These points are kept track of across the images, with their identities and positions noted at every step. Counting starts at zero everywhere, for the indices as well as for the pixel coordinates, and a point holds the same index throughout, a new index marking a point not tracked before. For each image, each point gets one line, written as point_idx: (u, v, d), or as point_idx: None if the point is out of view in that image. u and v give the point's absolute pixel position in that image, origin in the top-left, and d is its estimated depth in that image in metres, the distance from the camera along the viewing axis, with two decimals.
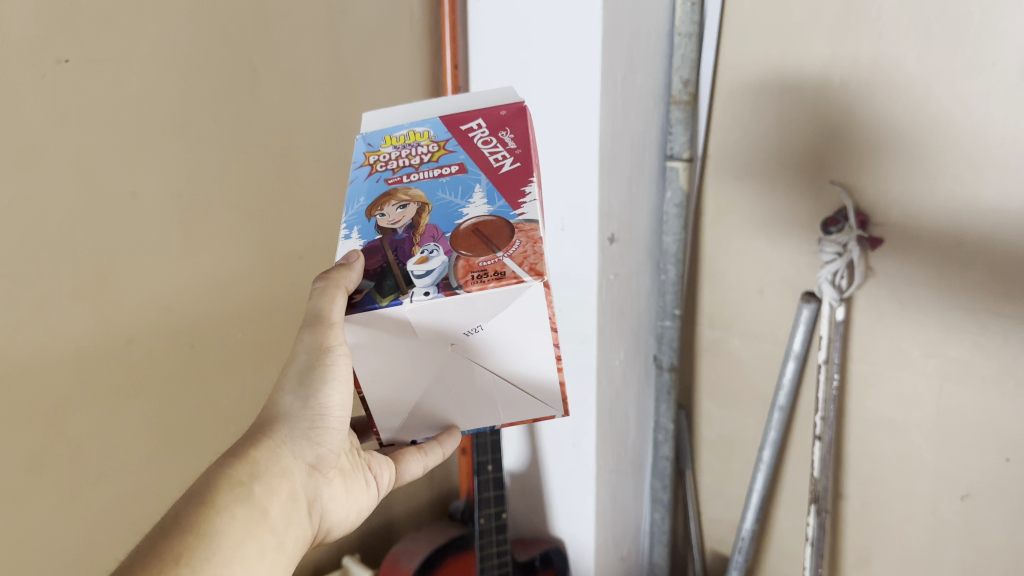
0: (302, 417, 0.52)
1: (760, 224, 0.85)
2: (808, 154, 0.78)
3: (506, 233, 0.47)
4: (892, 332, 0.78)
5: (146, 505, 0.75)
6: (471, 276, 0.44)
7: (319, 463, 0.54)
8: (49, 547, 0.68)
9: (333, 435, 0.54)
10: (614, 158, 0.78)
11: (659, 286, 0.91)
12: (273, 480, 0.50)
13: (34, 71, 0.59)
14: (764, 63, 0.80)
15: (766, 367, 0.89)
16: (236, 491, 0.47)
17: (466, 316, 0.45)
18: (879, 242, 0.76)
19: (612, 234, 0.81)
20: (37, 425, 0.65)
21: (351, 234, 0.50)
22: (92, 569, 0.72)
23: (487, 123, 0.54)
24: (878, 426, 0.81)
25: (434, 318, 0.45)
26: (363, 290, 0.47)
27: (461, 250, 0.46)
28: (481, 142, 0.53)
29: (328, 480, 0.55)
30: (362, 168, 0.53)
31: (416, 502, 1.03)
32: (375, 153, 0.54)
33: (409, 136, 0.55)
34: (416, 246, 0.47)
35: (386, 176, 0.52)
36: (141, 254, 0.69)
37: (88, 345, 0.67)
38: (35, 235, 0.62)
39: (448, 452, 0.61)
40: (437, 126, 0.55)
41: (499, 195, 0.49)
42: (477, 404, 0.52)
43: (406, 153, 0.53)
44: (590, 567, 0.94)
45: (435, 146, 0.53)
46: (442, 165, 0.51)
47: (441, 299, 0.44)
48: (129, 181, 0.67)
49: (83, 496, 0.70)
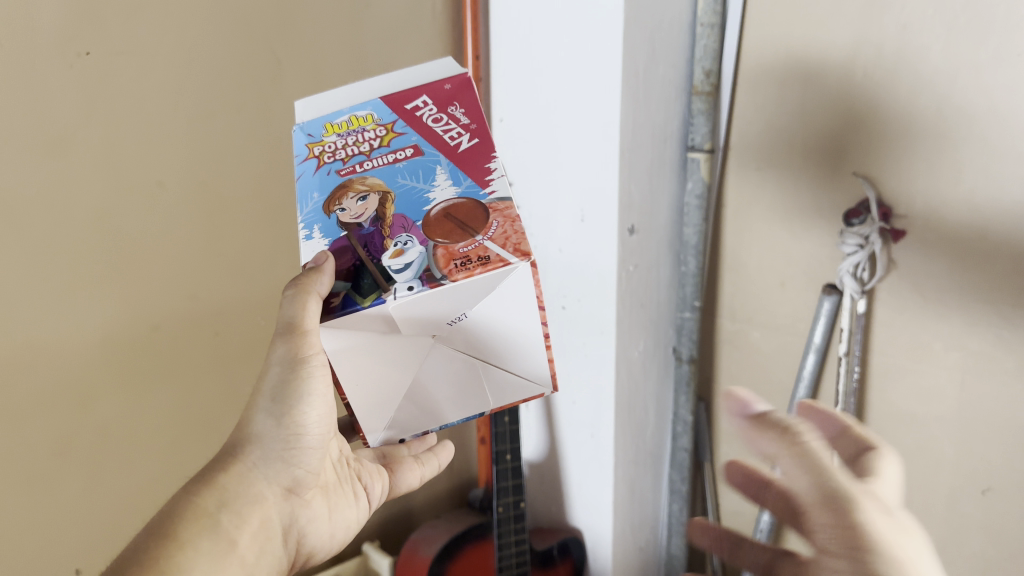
0: (276, 439, 0.54)
1: (782, 216, 0.84)
2: (830, 146, 0.78)
3: (480, 214, 0.50)
4: (914, 326, 0.77)
5: (171, 490, 0.76)
6: (454, 265, 0.50)
7: (296, 485, 0.56)
8: (76, 530, 0.70)
9: (311, 455, 0.56)
10: (635, 150, 0.78)
11: (679, 277, 0.91)
12: (246, 506, 0.52)
13: (63, 62, 0.60)
14: (787, 55, 0.79)
15: (786, 359, 0.89)
16: (203, 521, 0.49)
17: (452, 306, 0.53)
18: (901, 234, 0.75)
19: (632, 225, 0.81)
20: (65, 410, 0.66)
21: (312, 233, 0.49)
22: (117, 552, 0.74)
23: (434, 99, 0.50)
24: (899, 420, 0.81)
25: (418, 308, 0.51)
26: (338, 293, 0.50)
27: (438, 238, 0.50)
28: (435, 124, 0.50)
29: (307, 504, 0.57)
30: (306, 163, 0.49)
31: (435, 490, 1.04)
32: (317, 144, 0.49)
33: (351, 121, 0.49)
34: (387, 238, 0.49)
35: (336, 167, 0.49)
36: (167, 242, 0.70)
37: (115, 332, 0.68)
38: (64, 223, 0.63)
39: (443, 459, 0.69)
40: (380, 106, 0.49)
41: (462, 172, 0.50)
42: (463, 390, 0.57)
43: (351, 141, 0.49)
44: (607, 557, 0.94)
45: (382, 131, 0.49)
46: (396, 149, 0.49)
47: (426, 291, 0.49)
48: (155, 170, 0.67)
49: (110, 480, 0.71)
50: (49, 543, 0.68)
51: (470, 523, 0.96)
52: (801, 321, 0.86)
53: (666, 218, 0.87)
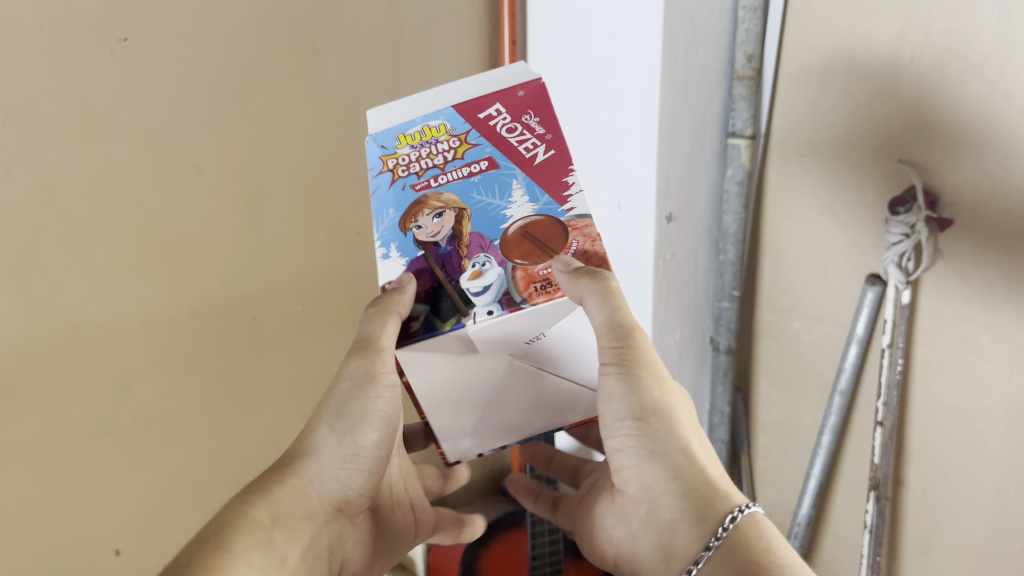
0: (334, 456, 0.57)
1: (824, 203, 0.82)
2: (876, 132, 0.76)
3: (561, 235, 0.56)
4: (959, 317, 0.75)
5: (208, 472, 0.77)
6: (532, 288, 0.57)
7: (345, 505, 0.59)
8: (116, 508, 0.71)
9: (361, 477, 0.59)
10: (674, 136, 0.77)
11: (718, 266, 0.89)
12: (297, 522, 0.55)
13: (102, 47, 0.61)
14: (832, 37, 0.77)
15: (827, 350, 0.87)
16: (257, 533, 0.51)
17: (527, 326, 0.58)
18: (948, 223, 0.73)
19: (670, 212, 0.80)
20: (106, 393, 0.67)
21: (389, 251, 0.55)
22: (156, 530, 0.75)
23: (507, 108, 0.54)
24: (943, 414, 0.79)
25: (496, 332, 0.58)
26: (417, 316, 0.57)
27: (517, 259, 0.56)
28: (509, 131, 0.54)
29: (351, 526, 0.60)
30: (382, 175, 0.54)
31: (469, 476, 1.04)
32: (392, 155, 0.54)
33: (423, 132, 0.54)
34: (465, 258, 0.56)
35: (412, 181, 0.54)
36: (205, 227, 0.70)
37: (153, 315, 0.69)
38: (104, 207, 0.63)
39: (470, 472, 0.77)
40: (452, 115, 0.54)
41: (541, 190, 0.55)
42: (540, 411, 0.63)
43: (426, 152, 0.54)
44: None
45: (455, 140, 0.54)
46: (471, 163, 0.54)
47: (504, 314, 0.57)
48: (193, 155, 0.68)
49: (149, 461, 0.72)
50: (90, 523, 0.70)
51: (504, 511, 0.96)
52: (843, 311, 0.84)
53: (706, 206, 0.85)
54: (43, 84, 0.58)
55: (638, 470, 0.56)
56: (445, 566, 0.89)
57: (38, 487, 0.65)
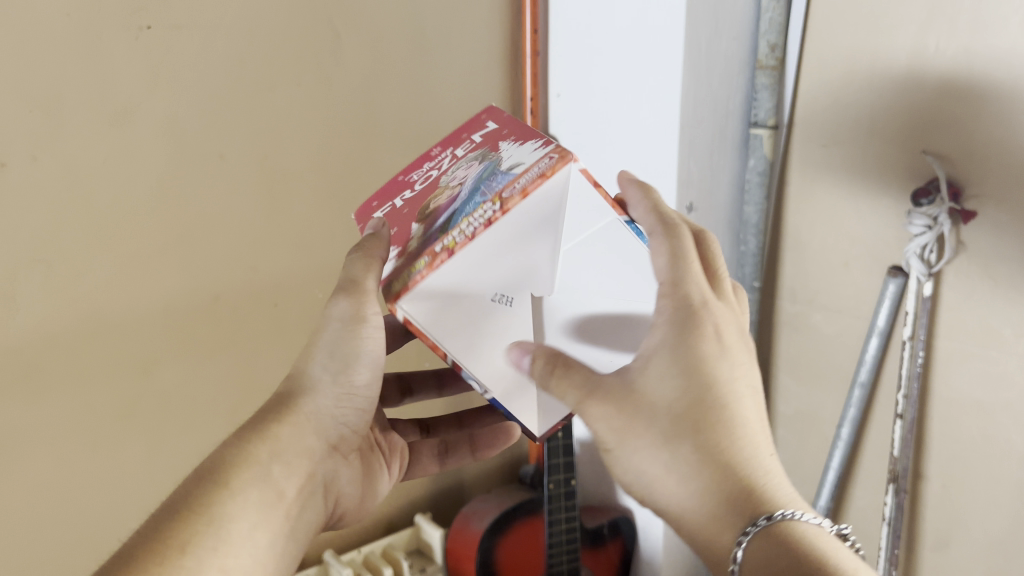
0: (328, 393, 0.50)
1: (847, 194, 0.82)
2: (900, 122, 0.76)
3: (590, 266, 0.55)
4: (981, 311, 0.74)
5: None
6: None
7: (340, 443, 0.52)
8: (138, 490, 0.72)
9: (357, 415, 0.52)
10: (696, 125, 0.76)
11: (738, 257, 0.88)
12: (294, 458, 0.48)
13: (126, 35, 0.61)
14: (857, 27, 0.76)
15: (847, 342, 0.86)
16: (247, 470, 0.45)
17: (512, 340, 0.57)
18: (971, 215, 0.73)
19: (691, 203, 0.79)
20: (129, 376, 0.68)
21: None
22: None
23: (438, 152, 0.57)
24: (964, 407, 0.78)
25: None
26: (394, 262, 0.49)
27: None
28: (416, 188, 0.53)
29: (346, 462, 0.54)
30: None
31: (487, 465, 1.04)
32: None
33: None
34: None
35: None
36: (227, 214, 0.71)
37: (176, 300, 0.70)
38: (127, 193, 0.64)
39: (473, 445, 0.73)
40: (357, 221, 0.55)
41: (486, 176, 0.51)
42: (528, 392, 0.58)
43: None
44: (657, 539, 0.93)
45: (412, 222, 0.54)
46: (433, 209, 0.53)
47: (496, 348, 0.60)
48: (215, 142, 0.68)
49: (172, 445, 0.73)
50: (112, 505, 0.71)
51: (520, 497, 0.96)
52: (865, 303, 0.83)
53: (727, 196, 0.85)
54: (67, 73, 0.59)
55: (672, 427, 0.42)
56: (462, 552, 0.89)
57: (61, 468, 0.67)
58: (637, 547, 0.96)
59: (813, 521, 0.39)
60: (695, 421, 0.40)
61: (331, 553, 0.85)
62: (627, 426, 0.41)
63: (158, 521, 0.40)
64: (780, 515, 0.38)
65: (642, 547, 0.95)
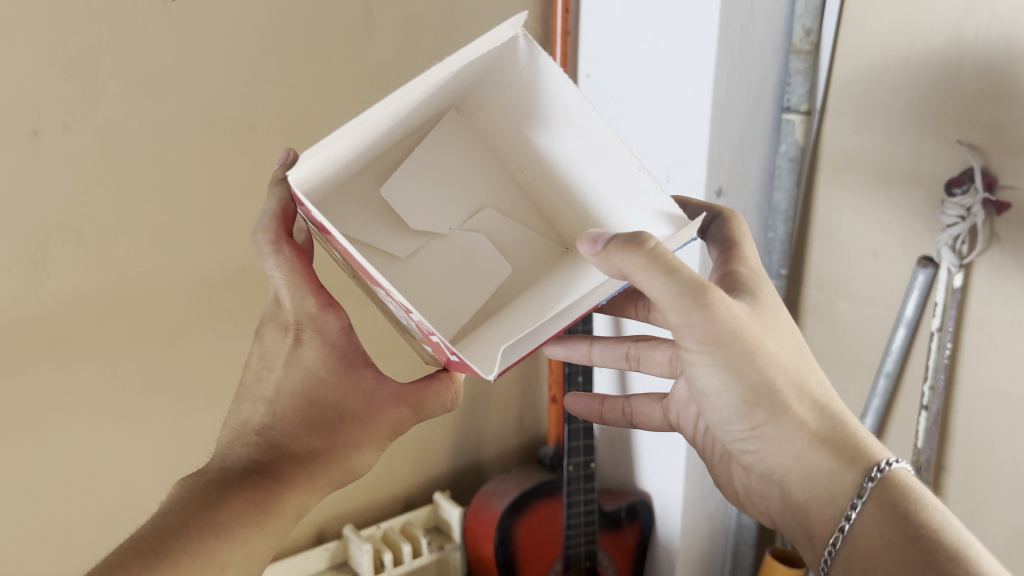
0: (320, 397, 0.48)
1: (878, 181, 0.81)
2: (937, 109, 0.74)
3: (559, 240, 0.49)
4: (1012, 302, 0.73)
5: None
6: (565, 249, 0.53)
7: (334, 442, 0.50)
8: (162, 459, 0.73)
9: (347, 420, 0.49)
10: (728, 108, 0.76)
11: (766, 243, 0.87)
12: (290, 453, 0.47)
13: (162, 6, 0.61)
14: (894, 11, 0.75)
15: (874, 332, 0.86)
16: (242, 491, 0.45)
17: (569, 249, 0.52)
18: (1005, 206, 0.71)
19: (720, 187, 0.79)
20: (155, 346, 0.69)
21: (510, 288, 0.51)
22: None
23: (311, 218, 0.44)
24: (991, 400, 0.78)
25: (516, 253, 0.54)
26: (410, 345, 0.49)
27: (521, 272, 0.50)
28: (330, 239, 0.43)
29: None
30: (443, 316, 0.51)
31: (507, 444, 1.05)
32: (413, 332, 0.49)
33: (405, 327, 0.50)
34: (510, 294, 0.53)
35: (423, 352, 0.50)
36: (256, 187, 0.71)
37: (203, 272, 0.70)
38: (158, 164, 0.65)
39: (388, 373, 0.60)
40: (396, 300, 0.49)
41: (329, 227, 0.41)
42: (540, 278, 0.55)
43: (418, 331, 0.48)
44: (675, 523, 0.93)
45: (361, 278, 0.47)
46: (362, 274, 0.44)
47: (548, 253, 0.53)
48: (246, 116, 0.69)
49: (196, 414, 0.74)
50: (138, 472, 0.72)
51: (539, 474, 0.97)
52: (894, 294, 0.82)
53: (755, 182, 0.84)
54: (99, 40, 0.59)
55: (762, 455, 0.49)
56: (480, 531, 0.90)
57: (86, 434, 0.67)
58: (654, 531, 0.96)
59: (895, 465, 0.46)
60: (768, 407, 0.47)
61: (351, 529, 0.86)
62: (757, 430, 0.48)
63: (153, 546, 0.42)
64: (883, 468, 0.45)
65: (660, 532, 0.96)
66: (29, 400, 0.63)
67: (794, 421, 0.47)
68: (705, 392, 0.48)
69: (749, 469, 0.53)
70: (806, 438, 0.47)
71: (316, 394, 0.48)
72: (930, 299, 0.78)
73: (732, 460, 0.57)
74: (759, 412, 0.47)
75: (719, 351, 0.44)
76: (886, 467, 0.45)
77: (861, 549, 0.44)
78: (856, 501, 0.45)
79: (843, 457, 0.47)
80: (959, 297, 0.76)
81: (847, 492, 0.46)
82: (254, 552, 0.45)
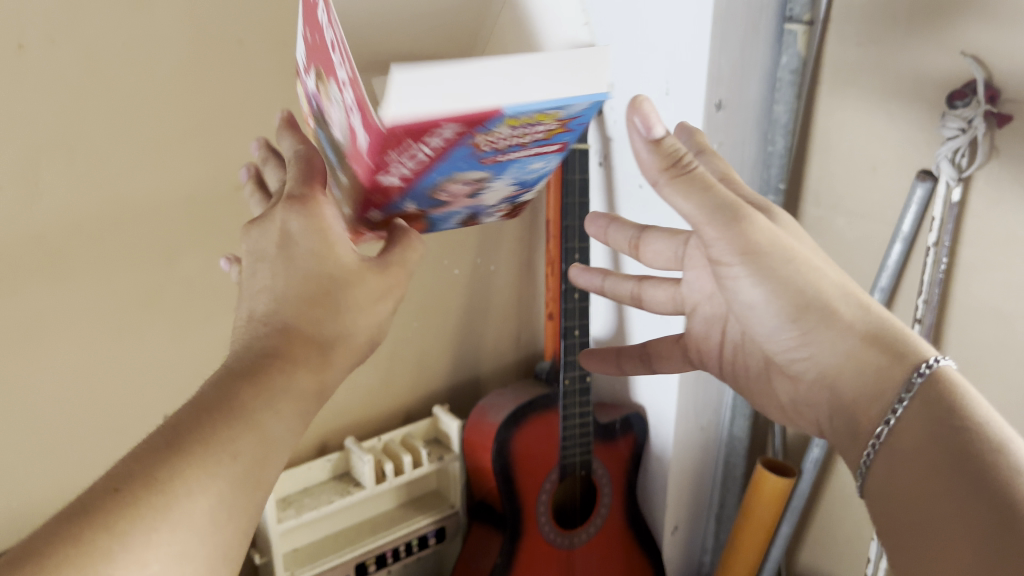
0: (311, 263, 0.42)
1: (883, 96, 0.80)
2: (941, 16, 0.73)
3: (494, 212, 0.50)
4: (1011, 217, 0.73)
5: None
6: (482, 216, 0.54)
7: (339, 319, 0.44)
8: (167, 380, 0.74)
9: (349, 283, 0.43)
10: (728, 18, 0.74)
11: (765, 158, 0.86)
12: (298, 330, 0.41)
13: None
14: None
15: (869, 249, 0.86)
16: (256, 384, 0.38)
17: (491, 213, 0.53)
18: (1007, 119, 0.71)
19: (720, 100, 0.78)
20: (152, 263, 0.69)
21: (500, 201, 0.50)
22: None
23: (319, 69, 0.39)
24: (986, 313, 0.78)
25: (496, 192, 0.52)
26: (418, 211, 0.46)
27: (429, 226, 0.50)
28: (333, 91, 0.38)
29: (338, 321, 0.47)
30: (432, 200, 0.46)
31: (504, 360, 1.06)
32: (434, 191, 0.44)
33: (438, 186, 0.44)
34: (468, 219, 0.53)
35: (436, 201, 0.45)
36: (248, 101, 0.70)
37: (199, 188, 0.70)
38: (147, 77, 0.63)
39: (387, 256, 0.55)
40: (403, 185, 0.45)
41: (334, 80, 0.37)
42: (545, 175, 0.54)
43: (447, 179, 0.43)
44: (667, 435, 0.95)
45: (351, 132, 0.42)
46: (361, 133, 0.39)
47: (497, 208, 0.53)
48: (236, 26, 0.67)
49: (196, 330, 0.75)
50: (142, 390, 0.73)
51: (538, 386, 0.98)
52: (893, 209, 0.82)
53: (756, 94, 0.83)
54: None
55: (806, 361, 0.47)
56: (479, 443, 0.91)
57: (87, 352, 0.68)
58: (648, 442, 0.99)
59: (945, 364, 0.41)
60: (804, 310, 0.45)
61: (353, 441, 0.88)
62: (799, 334, 0.46)
63: (146, 451, 0.34)
64: (934, 363, 0.41)
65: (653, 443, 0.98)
66: (28, 317, 0.64)
67: (834, 316, 0.45)
68: (747, 307, 0.48)
69: (795, 381, 0.50)
70: (846, 341, 0.44)
71: (315, 264, 0.42)
72: (929, 213, 0.77)
73: (778, 373, 0.54)
74: (791, 315, 0.46)
75: (753, 261, 0.45)
76: (933, 364, 0.41)
77: (905, 450, 0.40)
78: (902, 397, 0.41)
79: (889, 354, 0.43)
80: (958, 211, 0.76)
81: (895, 385, 0.42)
82: (269, 444, 0.38)
